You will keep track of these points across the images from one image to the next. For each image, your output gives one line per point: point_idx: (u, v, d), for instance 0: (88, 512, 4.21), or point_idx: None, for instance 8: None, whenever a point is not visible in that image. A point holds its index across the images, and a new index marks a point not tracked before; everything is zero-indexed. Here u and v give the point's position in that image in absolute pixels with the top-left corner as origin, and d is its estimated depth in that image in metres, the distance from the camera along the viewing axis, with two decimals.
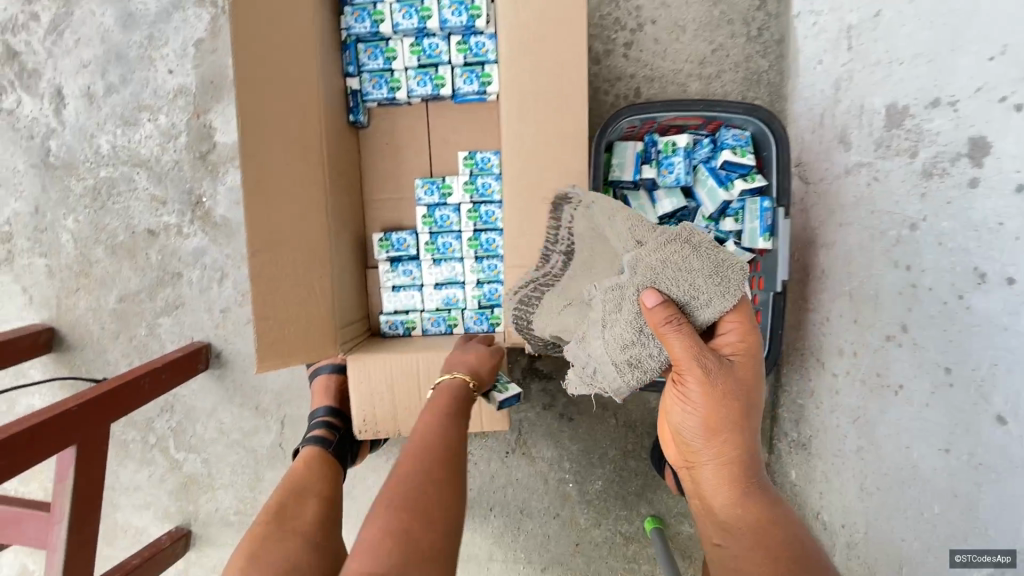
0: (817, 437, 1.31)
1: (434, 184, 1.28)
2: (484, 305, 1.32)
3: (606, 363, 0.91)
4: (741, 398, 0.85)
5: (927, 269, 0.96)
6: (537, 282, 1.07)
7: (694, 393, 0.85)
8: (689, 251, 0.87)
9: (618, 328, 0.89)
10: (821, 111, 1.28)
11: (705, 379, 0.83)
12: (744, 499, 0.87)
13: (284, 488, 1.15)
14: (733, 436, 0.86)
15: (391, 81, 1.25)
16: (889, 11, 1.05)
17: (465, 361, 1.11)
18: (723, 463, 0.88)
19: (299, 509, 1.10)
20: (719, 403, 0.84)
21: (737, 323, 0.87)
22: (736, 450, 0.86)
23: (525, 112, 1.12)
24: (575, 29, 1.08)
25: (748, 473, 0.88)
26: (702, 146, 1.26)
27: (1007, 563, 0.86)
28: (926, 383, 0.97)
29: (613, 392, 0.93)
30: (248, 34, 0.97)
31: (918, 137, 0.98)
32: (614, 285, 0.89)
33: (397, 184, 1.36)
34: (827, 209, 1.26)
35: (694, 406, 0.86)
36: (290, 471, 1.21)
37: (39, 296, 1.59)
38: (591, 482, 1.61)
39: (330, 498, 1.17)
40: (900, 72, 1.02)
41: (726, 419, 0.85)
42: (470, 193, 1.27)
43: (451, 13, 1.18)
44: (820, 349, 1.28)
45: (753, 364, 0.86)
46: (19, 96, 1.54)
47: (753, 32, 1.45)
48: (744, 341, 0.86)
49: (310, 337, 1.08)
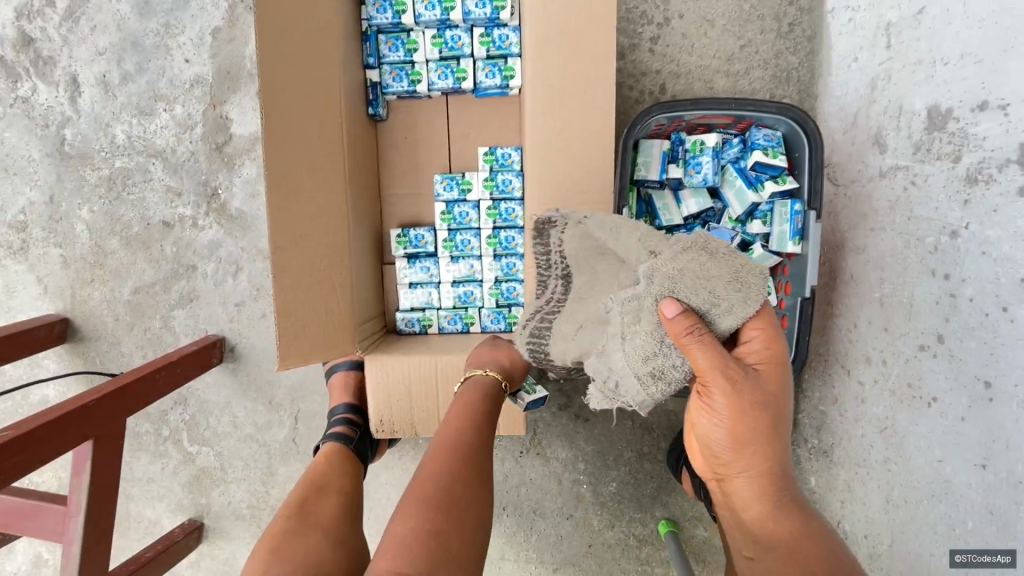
0: (841, 445, 1.29)
1: (454, 180, 1.25)
2: (503, 304, 1.30)
3: (628, 376, 0.84)
4: (769, 410, 0.81)
5: (969, 278, 0.93)
6: (541, 313, 1.03)
7: (720, 406, 0.82)
8: (707, 256, 0.80)
9: (638, 341, 0.82)
10: (855, 111, 1.24)
11: (730, 392, 0.80)
12: (775, 512, 0.85)
13: (305, 485, 1.14)
14: (762, 447, 0.83)
15: (412, 74, 1.23)
16: (934, 8, 1.01)
17: (495, 358, 1.11)
18: (754, 474, 0.85)
19: (321, 506, 1.09)
20: (746, 415, 0.81)
21: (761, 330, 0.81)
22: (765, 460, 0.84)
23: (549, 107, 1.09)
24: (605, 22, 1.05)
25: (778, 484, 0.85)
26: (731, 146, 1.23)
27: (1007, 563, 0.88)
28: (963, 397, 0.94)
29: (637, 405, 0.86)
30: (271, 24, 0.94)
31: (962, 141, 0.94)
32: (631, 296, 0.81)
33: (416, 177, 1.33)
34: (858, 213, 1.22)
35: (720, 418, 0.83)
36: (310, 468, 1.20)
37: (53, 286, 1.58)
38: (606, 484, 1.59)
39: (351, 493, 1.16)
40: (943, 73, 0.98)
41: (754, 431, 0.82)
42: (490, 189, 1.25)
43: (474, 4, 1.16)
44: (846, 355, 1.25)
45: (779, 372, 0.82)
46: (34, 83, 1.52)
47: (784, 27, 1.40)
48: (770, 348, 0.81)
49: (331, 335, 1.07)
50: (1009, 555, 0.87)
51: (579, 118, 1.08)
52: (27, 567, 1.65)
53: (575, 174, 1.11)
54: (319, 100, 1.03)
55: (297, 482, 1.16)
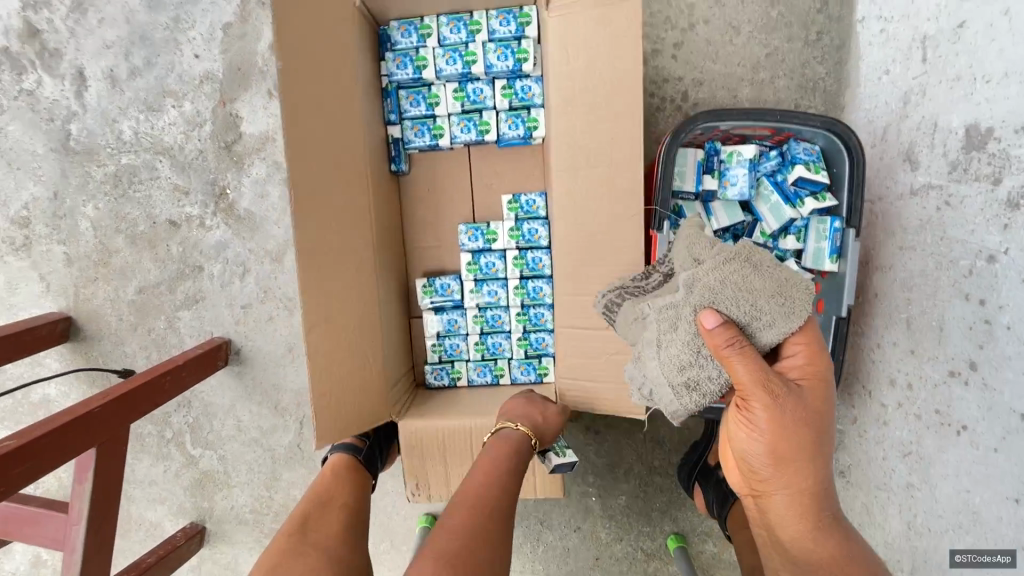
0: (858, 466, 1.26)
1: (479, 231, 1.30)
2: (531, 354, 1.35)
3: (662, 385, 0.86)
4: (812, 425, 0.79)
5: (1006, 306, 0.89)
6: (625, 288, 0.95)
7: (761, 419, 0.79)
8: (751, 270, 0.81)
9: (674, 349, 0.84)
10: (885, 125, 1.20)
11: (772, 404, 0.77)
12: (816, 533, 0.82)
13: (309, 498, 1.11)
14: (804, 464, 0.80)
15: (434, 128, 1.29)
16: (976, 23, 0.97)
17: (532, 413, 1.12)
18: (795, 493, 0.81)
19: (324, 521, 1.07)
20: (790, 429, 0.78)
21: (803, 345, 0.82)
22: (806, 477, 0.80)
23: (574, 143, 1.05)
24: (625, 50, 0.99)
25: (819, 503, 0.82)
26: (769, 158, 1.20)
27: (1007, 563, 0.90)
28: (997, 427, 0.91)
29: (669, 414, 0.89)
30: (289, 70, 0.98)
31: (1003, 163, 0.90)
32: (669, 304, 0.83)
33: (437, 234, 1.39)
34: (886, 230, 1.19)
35: (760, 433, 0.80)
36: (315, 480, 1.17)
37: (56, 284, 1.55)
38: (615, 497, 1.56)
39: (355, 506, 1.13)
40: (984, 91, 0.94)
41: (796, 447, 0.79)
42: (516, 239, 1.30)
43: (496, 57, 1.21)
44: (868, 376, 1.23)
45: (822, 386, 0.81)
46: (39, 76, 1.48)
47: (812, 36, 1.37)
48: (812, 363, 0.81)
49: (358, 371, 1.12)
50: (1010, 555, 0.89)
51: (602, 133, 1.03)
52: (25, 567, 1.63)
53: (604, 208, 1.06)
54: (334, 122, 1.07)
55: (302, 494, 1.13)
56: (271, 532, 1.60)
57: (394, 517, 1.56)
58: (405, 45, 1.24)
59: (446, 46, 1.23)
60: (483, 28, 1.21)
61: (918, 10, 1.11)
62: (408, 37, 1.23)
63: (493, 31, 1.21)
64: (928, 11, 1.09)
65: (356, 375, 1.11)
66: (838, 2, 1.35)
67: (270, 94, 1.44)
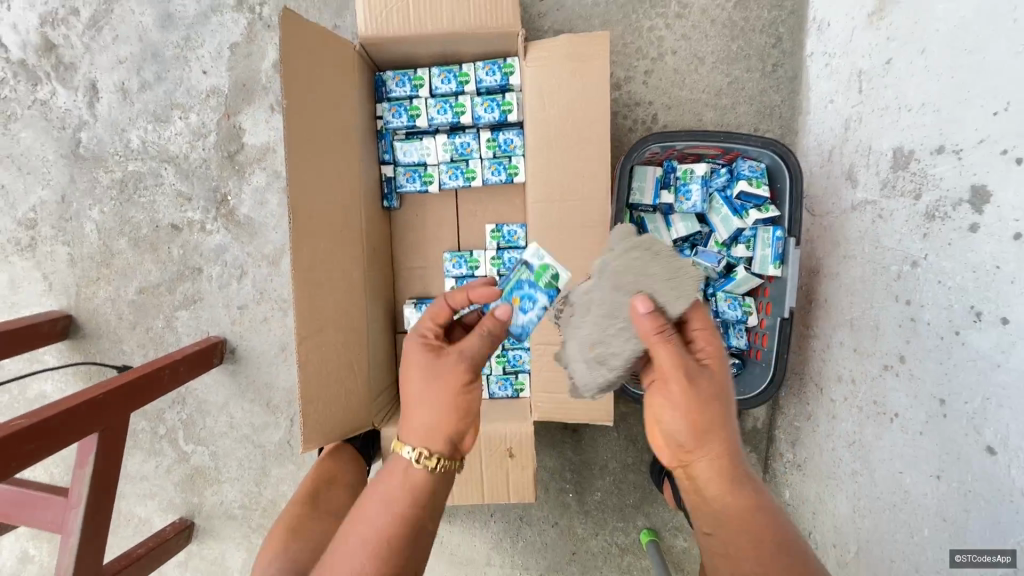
0: (813, 458, 1.37)
1: (462, 259, 1.49)
2: (508, 370, 1.49)
3: (577, 362, 0.99)
4: (717, 393, 0.87)
5: (926, 304, 1.01)
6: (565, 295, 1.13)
7: (677, 392, 0.87)
8: (649, 257, 0.97)
9: (586, 329, 0.98)
10: (831, 148, 1.35)
11: (683, 379, 0.86)
12: (738, 491, 0.84)
13: (314, 479, 1.23)
14: (716, 428, 0.86)
15: (425, 176, 1.47)
16: (900, 60, 1.11)
17: (430, 408, 0.87)
18: (715, 459, 0.86)
19: (329, 498, 1.20)
20: (702, 399, 0.86)
21: (703, 330, 0.93)
22: (721, 441, 0.86)
23: (549, 157, 1.26)
24: (595, 84, 1.21)
25: (734, 466, 0.86)
26: (719, 175, 1.32)
27: (1007, 563, 0.86)
28: (922, 413, 1.02)
29: (585, 391, 1.00)
30: (292, 71, 1.10)
31: (923, 181, 1.03)
32: (585, 290, 0.99)
33: (424, 256, 1.56)
34: (832, 241, 1.32)
35: (678, 405, 0.87)
36: (317, 462, 1.29)
37: (58, 283, 1.62)
38: (590, 493, 1.64)
39: (358, 484, 1.27)
40: (907, 118, 1.08)
41: (709, 414, 0.86)
42: (497, 266, 1.49)
43: (483, 110, 1.41)
44: (820, 374, 1.34)
45: (723, 363, 0.92)
46: (53, 87, 1.57)
47: (768, 68, 1.52)
48: (712, 345, 0.92)
49: (341, 351, 1.23)
50: (1010, 556, 0.85)
51: (572, 160, 1.25)
52: (12, 563, 1.65)
53: (574, 215, 1.27)
54: (326, 125, 1.19)
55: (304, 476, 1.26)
56: (259, 527, 1.65)
57: None
58: (399, 95, 1.42)
59: (438, 97, 1.42)
60: (471, 79, 1.39)
61: (855, 48, 1.26)
62: (402, 86, 1.41)
63: (480, 82, 1.40)
64: (863, 49, 1.24)
65: (348, 370, 1.24)
66: (790, 39, 1.51)
67: (272, 108, 1.55)
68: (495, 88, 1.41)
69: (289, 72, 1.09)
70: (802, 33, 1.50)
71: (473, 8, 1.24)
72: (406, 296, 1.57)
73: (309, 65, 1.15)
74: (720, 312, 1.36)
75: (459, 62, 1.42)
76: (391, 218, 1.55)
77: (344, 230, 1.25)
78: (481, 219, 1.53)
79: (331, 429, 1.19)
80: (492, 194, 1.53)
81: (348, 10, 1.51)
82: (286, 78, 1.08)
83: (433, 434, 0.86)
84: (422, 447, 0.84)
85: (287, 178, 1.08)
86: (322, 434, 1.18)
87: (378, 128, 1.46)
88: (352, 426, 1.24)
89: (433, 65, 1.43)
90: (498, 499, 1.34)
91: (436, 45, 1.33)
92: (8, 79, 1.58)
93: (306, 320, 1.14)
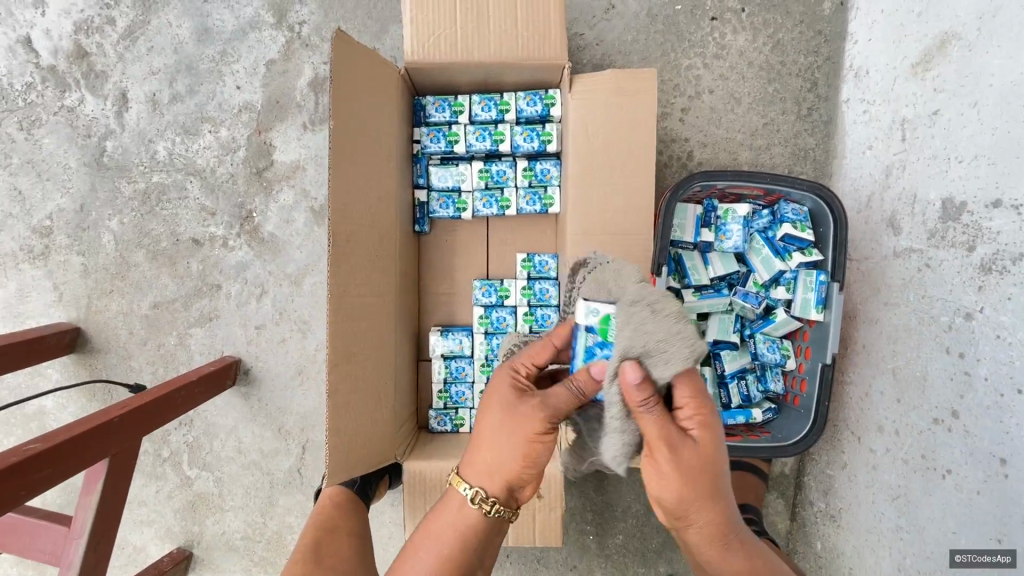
0: (849, 509, 1.33)
1: (492, 288, 1.45)
2: None
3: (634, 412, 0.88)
4: (707, 472, 0.80)
5: (983, 358, 1.00)
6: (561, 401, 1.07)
7: (666, 470, 0.79)
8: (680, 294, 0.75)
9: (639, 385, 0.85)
10: (870, 193, 1.34)
11: (673, 457, 0.78)
12: (727, 555, 0.85)
13: (316, 527, 1.16)
14: (709, 502, 0.81)
15: (459, 202, 1.45)
16: (949, 111, 1.11)
17: (499, 447, 0.87)
18: (706, 530, 0.83)
19: (334, 545, 1.12)
20: (691, 473, 0.79)
21: (692, 398, 0.80)
22: (714, 514, 0.82)
23: (590, 193, 1.24)
24: (641, 123, 1.20)
25: (726, 530, 0.84)
26: (761, 217, 1.33)
27: (1007, 563, 0.94)
28: (979, 471, 0.99)
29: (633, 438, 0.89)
30: (341, 91, 1.08)
31: (977, 233, 1.03)
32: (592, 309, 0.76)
33: (452, 283, 1.53)
34: (870, 287, 1.30)
35: (669, 482, 0.79)
36: (316, 510, 1.22)
37: (69, 294, 1.56)
38: (612, 536, 1.57)
39: (359, 533, 1.19)
40: (958, 169, 1.08)
41: (700, 490, 0.80)
42: (528, 296, 1.45)
43: (523, 139, 1.40)
44: (857, 423, 1.31)
45: (716, 433, 0.81)
46: (82, 95, 1.54)
47: (804, 111, 1.53)
48: (704, 412, 0.80)
49: (369, 383, 1.17)
50: (1010, 556, 0.93)
51: (615, 197, 1.23)
52: None
53: (616, 253, 1.24)
54: (371, 148, 1.17)
55: (304, 524, 1.18)
56: (261, 560, 1.56)
57: (387, 549, 1.58)
58: (438, 120, 1.41)
59: (478, 125, 1.42)
60: (512, 108, 1.38)
61: (897, 97, 1.27)
62: (441, 112, 1.40)
63: (521, 111, 1.39)
64: (906, 98, 1.25)
65: (374, 401, 1.18)
66: (826, 83, 1.53)
67: (305, 126, 1.52)
68: (535, 118, 1.40)
69: (339, 95, 1.07)
70: (837, 78, 1.52)
71: (521, 37, 1.23)
72: (432, 323, 1.53)
73: (359, 90, 1.13)
74: (759, 354, 1.36)
75: (500, 91, 1.41)
76: (419, 243, 1.52)
77: (379, 255, 1.21)
78: (511, 248, 1.50)
79: (354, 465, 1.12)
80: (524, 222, 1.50)
81: (388, 34, 1.51)
82: (334, 98, 1.05)
83: (493, 479, 0.88)
84: (479, 487, 0.88)
85: (329, 200, 1.05)
86: (342, 471, 1.10)
87: (414, 152, 1.44)
88: (376, 460, 1.18)
89: (473, 93, 1.42)
90: (521, 543, 1.29)
91: (478, 72, 1.31)
92: (36, 83, 1.54)
93: (339, 347, 1.09)
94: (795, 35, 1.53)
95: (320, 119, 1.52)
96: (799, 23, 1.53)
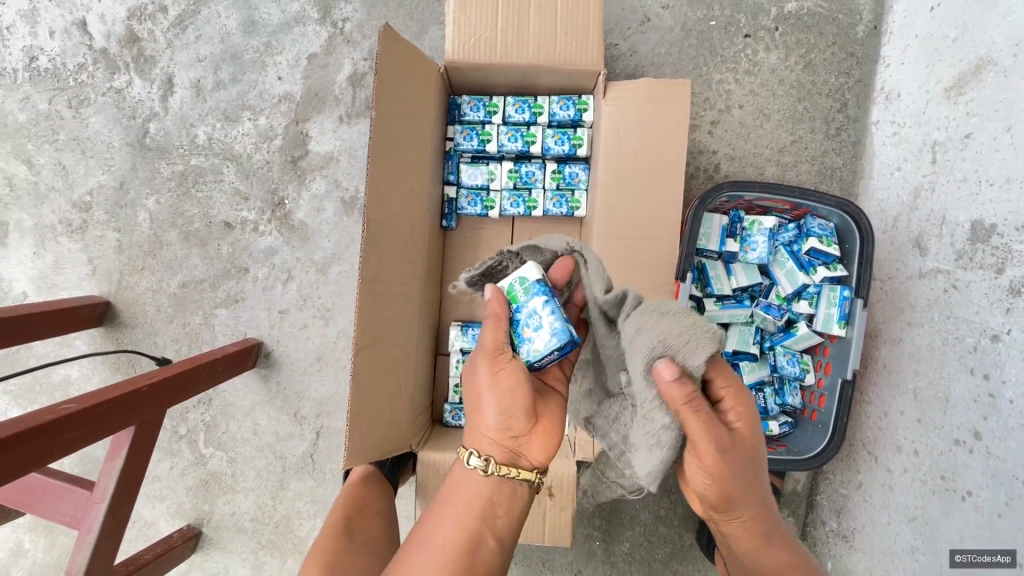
0: (862, 530, 1.32)
1: None
2: None
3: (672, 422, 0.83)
4: (752, 451, 0.81)
5: (1008, 381, 0.99)
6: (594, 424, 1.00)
7: (712, 466, 0.78)
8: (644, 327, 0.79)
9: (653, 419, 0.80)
10: (896, 215, 1.35)
11: (723, 454, 0.78)
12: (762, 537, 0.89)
13: (346, 506, 1.17)
14: (748, 491, 0.83)
15: (486, 200, 1.47)
16: (982, 135, 1.12)
17: (474, 407, 0.88)
18: (743, 517, 0.86)
19: (366, 523, 1.14)
20: (736, 466, 0.80)
21: (733, 391, 0.81)
22: (750, 500, 0.85)
23: (618, 201, 1.26)
24: (672, 134, 1.21)
25: (760, 512, 0.88)
26: (787, 230, 1.34)
27: (1007, 563, 0.96)
28: (1000, 494, 0.99)
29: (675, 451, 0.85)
30: (383, 83, 1.11)
31: (1006, 256, 1.03)
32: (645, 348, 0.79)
33: None
34: (893, 307, 1.30)
35: (714, 475, 0.79)
36: (345, 490, 1.23)
37: (103, 268, 1.61)
38: (618, 543, 1.57)
39: (385, 511, 1.20)
40: (989, 193, 1.08)
41: (738, 479, 0.81)
42: None
43: (554, 142, 1.43)
44: (875, 442, 1.30)
45: (750, 416, 0.83)
46: (130, 78, 1.60)
47: (832, 130, 1.55)
48: (740, 405, 0.82)
49: (389, 372, 1.18)
50: (1010, 556, 0.96)
51: (643, 204, 1.24)
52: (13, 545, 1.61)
53: (642, 258, 1.25)
54: (408, 140, 1.20)
55: (334, 504, 1.19)
56: (268, 544, 1.58)
57: None
58: (472, 119, 1.44)
59: (510, 125, 1.45)
60: (545, 111, 1.41)
61: (928, 120, 1.29)
62: (476, 112, 1.44)
63: (553, 114, 1.41)
64: (938, 121, 1.25)
65: (394, 388, 1.20)
66: (856, 104, 1.54)
67: (341, 119, 1.56)
68: (567, 121, 1.42)
69: (382, 86, 1.10)
70: (868, 100, 1.53)
71: (559, 41, 1.26)
72: (452, 318, 1.55)
73: (401, 84, 1.17)
74: (778, 367, 1.37)
75: (534, 94, 1.44)
76: (445, 238, 1.54)
77: (407, 245, 1.23)
78: None
79: (371, 448, 1.13)
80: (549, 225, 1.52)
81: (428, 35, 1.55)
82: (377, 89, 1.09)
83: (481, 438, 0.87)
84: (473, 450, 0.87)
85: (365, 187, 1.08)
86: (360, 453, 1.10)
87: (446, 149, 1.47)
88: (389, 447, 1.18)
89: (508, 95, 1.45)
90: (528, 542, 1.27)
91: (514, 74, 1.34)
92: (87, 64, 1.61)
93: (365, 329, 1.10)
94: (827, 56, 1.55)
95: (356, 113, 1.56)
96: (831, 44, 1.55)
